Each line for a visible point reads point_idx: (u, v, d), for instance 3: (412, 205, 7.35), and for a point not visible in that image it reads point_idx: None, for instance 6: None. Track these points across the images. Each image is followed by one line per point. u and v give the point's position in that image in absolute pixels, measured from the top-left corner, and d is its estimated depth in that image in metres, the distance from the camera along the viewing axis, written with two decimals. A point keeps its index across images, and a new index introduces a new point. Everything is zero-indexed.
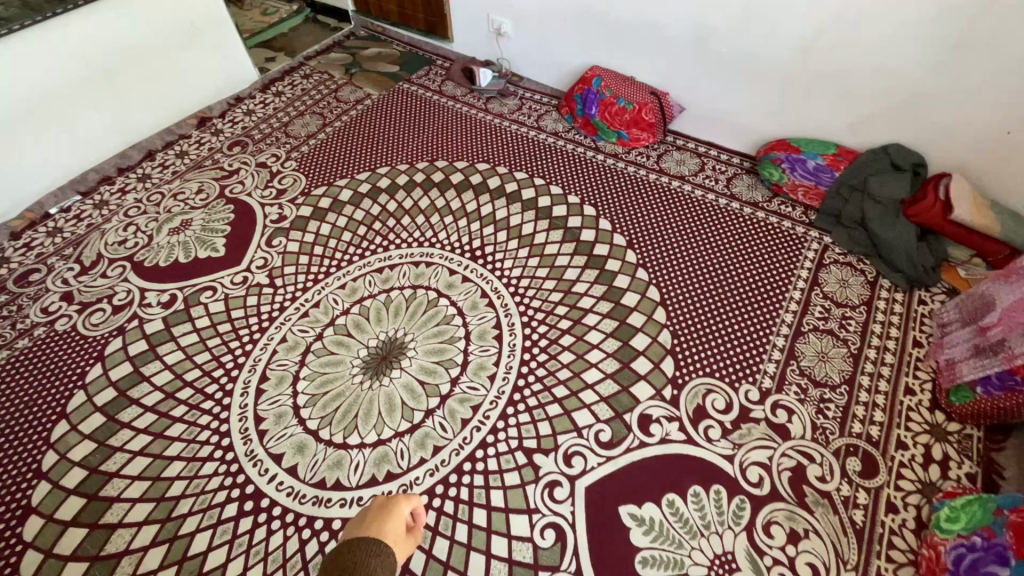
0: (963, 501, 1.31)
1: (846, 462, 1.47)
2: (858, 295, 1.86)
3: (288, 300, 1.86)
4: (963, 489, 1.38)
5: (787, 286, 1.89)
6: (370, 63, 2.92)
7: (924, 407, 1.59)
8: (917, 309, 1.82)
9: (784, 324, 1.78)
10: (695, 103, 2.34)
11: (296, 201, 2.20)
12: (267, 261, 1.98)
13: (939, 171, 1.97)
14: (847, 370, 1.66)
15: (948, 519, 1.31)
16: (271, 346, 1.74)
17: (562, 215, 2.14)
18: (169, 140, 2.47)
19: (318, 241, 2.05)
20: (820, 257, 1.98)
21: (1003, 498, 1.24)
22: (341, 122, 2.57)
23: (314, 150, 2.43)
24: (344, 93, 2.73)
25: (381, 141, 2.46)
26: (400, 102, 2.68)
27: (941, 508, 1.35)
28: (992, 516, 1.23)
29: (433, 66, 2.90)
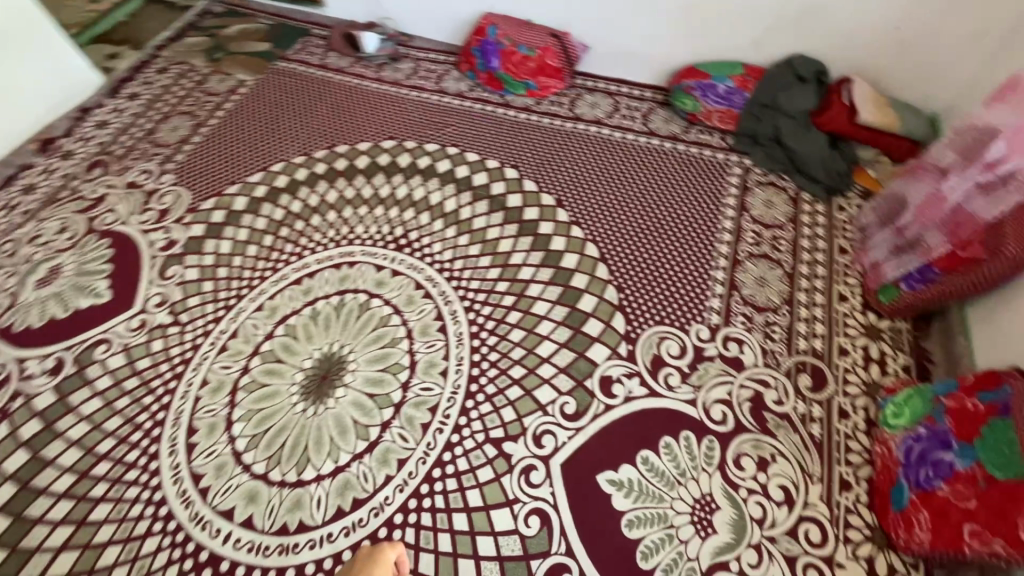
0: (906, 394, 1.40)
1: (798, 380, 1.53)
2: (784, 213, 1.90)
3: (200, 336, 1.66)
4: (902, 382, 1.48)
5: (718, 217, 1.90)
6: (236, 44, 2.55)
7: (858, 311, 1.66)
8: (838, 216, 1.88)
9: (721, 256, 1.79)
10: (598, 40, 2.22)
11: (184, 220, 1.93)
12: (166, 297, 1.74)
13: (840, 76, 1.99)
14: (786, 290, 1.71)
15: (894, 414, 1.40)
16: (192, 392, 1.55)
17: (485, 183, 2.01)
18: (8, 175, 2.07)
19: (220, 261, 1.82)
20: (743, 181, 1.99)
21: (938, 387, 1.34)
22: (217, 118, 2.25)
23: (192, 156, 2.12)
24: (211, 84, 2.39)
25: (269, 134, 2.19)
26: (281, 84, 2.38)
27: (888, 404, 1.44)
28: (932, 405, 1.32)
29: (309, 37, 2.58)
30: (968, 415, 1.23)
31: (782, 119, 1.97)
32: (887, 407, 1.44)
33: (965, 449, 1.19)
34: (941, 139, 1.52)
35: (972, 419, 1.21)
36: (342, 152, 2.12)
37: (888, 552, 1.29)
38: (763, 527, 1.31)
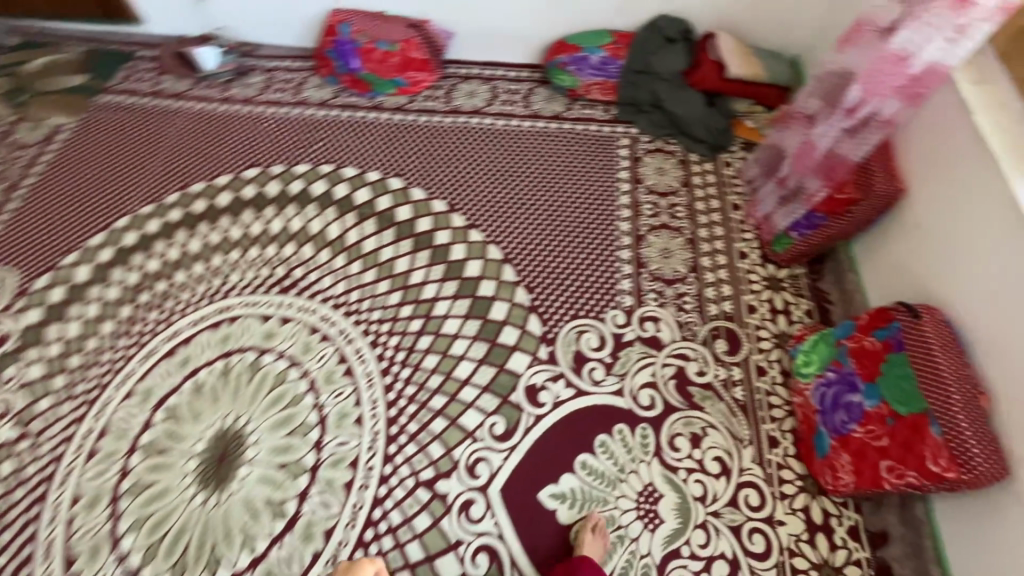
0: (812, 341, 1.44)
1: (715, 346, 1.54)
2: (676, 179, 1.89)
3: (63, 443, 1.41)
4: (808, 329, 1.52)
5: (614, 193, 1.86)
6: (42, 82, 2.15)
7: (758, 265, 1.70)
8: (726, 172, 1.90)
9: (624, 234, 1.76)
10: (461, 24, 2.08)
11: (14, 308, 1.62)
12: (7, 406, 1.46)
13: (705, 30, 1.99)
14: (690, 257, 1.71)
15: (805, 363, 1.44)
16: (62, 514, 1.31)
17: (368, 199, 1.84)
18: None
19: (70, 348, 1.55)
20: (633, 152, 1.96)
21: (838, 330, 1.39)
22: (34, 175, 1.90)
23: (10, 227, 1.78)
24: (21, 135, 2.01)
25: (104, 184, 1.87)
26: (109, 122, 2.04)
27: (798, 354, 1.48)
28: (836, 349, 1.37)
29: (135, 61, 2.23)
30: (868, 355, 1.28)
31: (658, 83, 1.95)
32: (797, 356, 1.47)
33: (871, 389, 1.24)
34: (805, 86, 1.55)
35: (873, 359, 1.26)
36: (198, 192, 1.86)
37: (821, 497, 1.33)
38: (706, 504, 1.32)
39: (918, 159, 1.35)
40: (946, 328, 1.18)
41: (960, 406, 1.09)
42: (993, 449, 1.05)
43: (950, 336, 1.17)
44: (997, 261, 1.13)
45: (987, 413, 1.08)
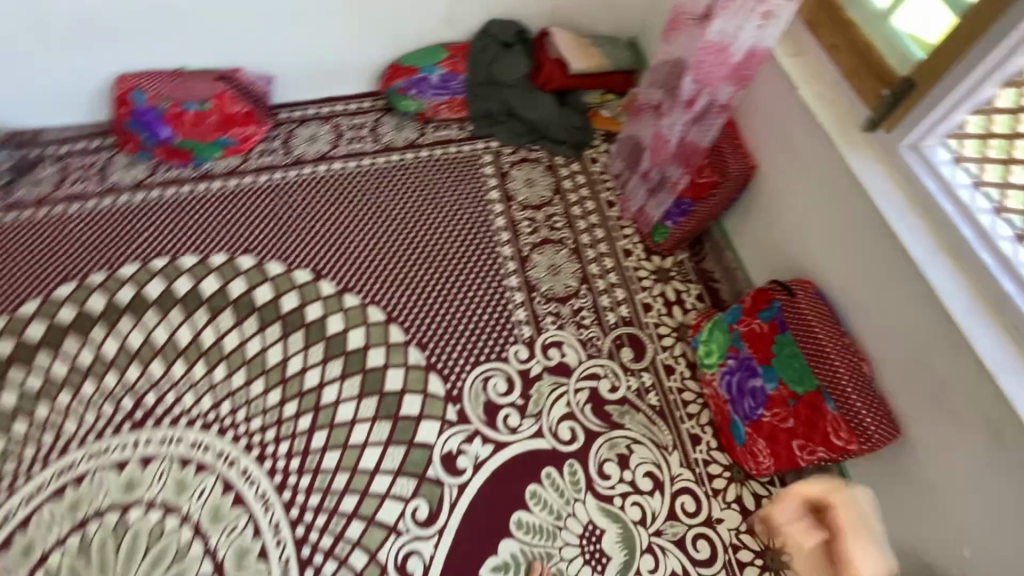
0: (709, 329, 1.45)
1: (621, 357, 1.51)
2: (547, 187, 1.83)
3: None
4: (702, 316, 1.53)
5: (489, 217, 1.76)
6: None
7: (644, 259, 1.68)
8: (594, 169, 1.87)
9: (508, 259, 1.68)
10: (279, 64, 1.85)
11: None
12: None
13: (539, 28, 1.92)
14: (578, 268, 1.66)
15: (707, 352, 1.44)
16: None
17: (218, 288, 1.61)
18: None
19: None
20: (498, 167, 1.87)
21: (728, 315, 1.40)
22: None
23: None
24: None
25: None
26: None
27: (699, 343, 1.47)
28: (730, 335, 1.38)
29: None
30: (760, 337, 1.29)
31: (506, 92, 1.86)
32: (699, 346, 1.47)
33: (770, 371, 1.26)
34: (643, 77, 1.52)
35: (765, 341, 1.28)
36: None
37: (749, 482, 1.35)
38: (647, 526, 1.30)
39: (758, 135, 1.37)
40: (820, 300, 1.21)
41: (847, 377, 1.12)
42: (884, 413, 1.09)
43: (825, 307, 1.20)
44: (843, 228, 1.16)
45: (870, 377, 1.12)
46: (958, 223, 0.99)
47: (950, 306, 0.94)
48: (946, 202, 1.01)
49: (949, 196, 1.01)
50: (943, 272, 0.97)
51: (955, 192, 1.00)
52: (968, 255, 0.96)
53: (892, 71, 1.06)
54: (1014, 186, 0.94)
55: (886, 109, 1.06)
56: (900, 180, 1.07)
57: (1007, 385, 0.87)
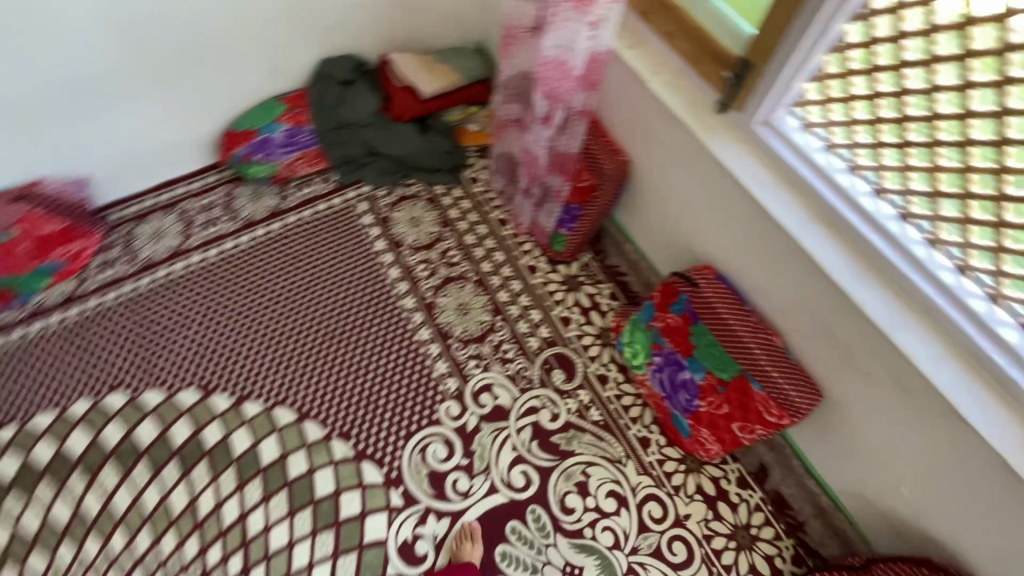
0: (628, 330, 1.43)
1: (554, 382, 1.47)
2: (434, 222, 1.73)
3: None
4: (620, 316, 1.51)
5: (381, 270, 1.64)
6: None
7: (550, 271, 1.64)
8: (476, 190, 1.79)
9: (413, 311, 1.57)
10: (90, 162, 1.58)
11: None
12: None
13: (378, 56, 1.78)
14: (487, 301, 1.59)
15: (632, 353, 1.42)
16: None
17: (89, 442, 1.37)
18: None
19: None
20: (377, 213, 1.74)
21: (643, 313, 1.39)
22: None
23: None
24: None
25: None
26: None
27: (622, 345, 1.46)
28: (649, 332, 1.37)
29: None
30: (678, 331, 1.29)
31: (362, 133, 1.72)
32: (623, 348, 1.45)
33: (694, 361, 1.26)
34: (496, 93, 1.44)
35: (682, 334, 1.28)
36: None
37: (704, 469, 1.36)
38: (622, 548, 1.28)
39: (623, 131, 1.35)
40: (722, 283, 1.22)
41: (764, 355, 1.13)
42: (805, 380, 1.11)
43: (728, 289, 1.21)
44: (720, 212, 1.16)
45: (784, 348, 1.14)
46: (822, 190, 1.00)
47: (835, 276, 0.96)
48: (806, 172, 1.02)
49: (807, 164, 1.02)
50: (820, 243, 0.99)
51: (812, 160, 1.02)
52: (839, 221, 0.98)
53: (728, 53, 1.05)
54: (861, 145, 0.96)
55: (732, 92, 1.06)
56: (761, 157, 1.08)
57: (901, 341, 0.90)
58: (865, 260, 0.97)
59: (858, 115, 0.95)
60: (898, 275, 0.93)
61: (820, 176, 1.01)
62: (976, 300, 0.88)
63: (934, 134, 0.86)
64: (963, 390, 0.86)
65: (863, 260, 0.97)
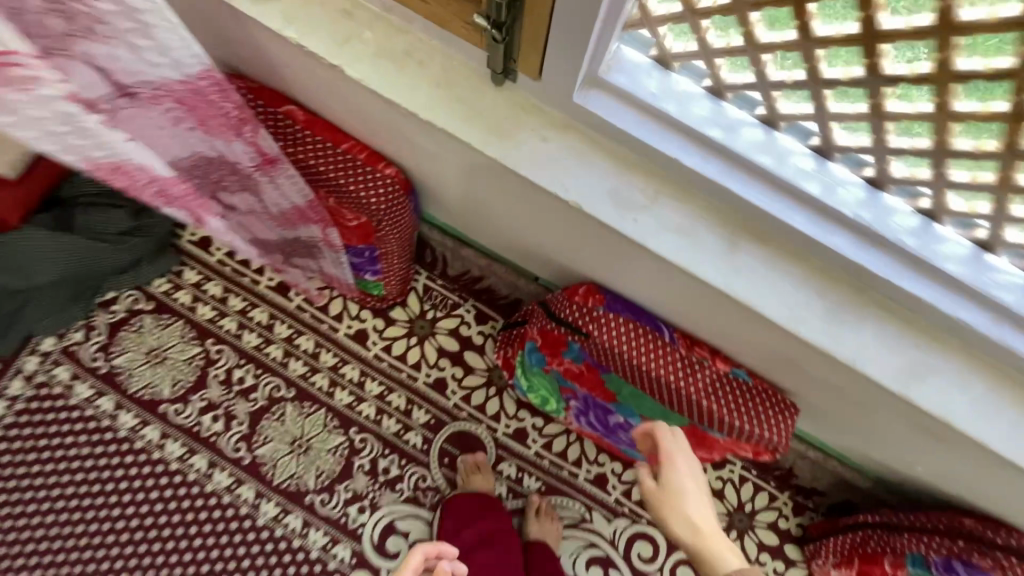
0: (522, 374, 1.01)
1: (470, 474, 1.07)
2: (184, 341, 1.11)
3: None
4: (501, 348, 1.07)
5: (153, 455, 1.07)
6: None
7: (385, 326, 1.13)
8: (217, 257, 1.14)
9: (235, 487, 1.07)
10: None
11: None
12: None
13: None
14: (325, 416, 1.10)
15: (541, 399, 1.02)
16: None
17: None
18: None
19: None
20: (92, 373, 1.09)
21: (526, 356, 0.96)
22: None
23: None
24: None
25: None
26: None
27: (523, 390, 1.04)
28: (548, 377, 0.97)
29: None
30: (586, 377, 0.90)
31: None
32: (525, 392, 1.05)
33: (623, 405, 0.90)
34: None
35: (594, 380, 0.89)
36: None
37: None
38: None
39: (366, 131, 0.76)
40: (618, 311, 0.79)
41: (710, 391, 0.78)
42: (769, 397, 0.78)
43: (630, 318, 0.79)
44: (579, 245, 0.72)
45: (728, 368, 0.78)
46: (722, 180, 0.58)
47: (795, 326, 0.60)
48: (690, 156, 0.58)
49: (685, 140, 0.58)
50: (759, 279, 0.61)
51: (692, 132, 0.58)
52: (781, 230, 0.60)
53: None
54: (734, 87, 0.57)
55: (507, 50, 0.55)
56: (609, 149, 0.60)
57: (908, 390, 0.60)
58: (808, 265, 0.62)
59: (717, 42, 0.54)
60: (891, 287, 0.60)
61: (713, 154, 0.58)
62: (1006, 279, 0.59)
63: (942, 58, 0.46)
64: (982, 407, 0.61)
65: (806, 265, 0.62)
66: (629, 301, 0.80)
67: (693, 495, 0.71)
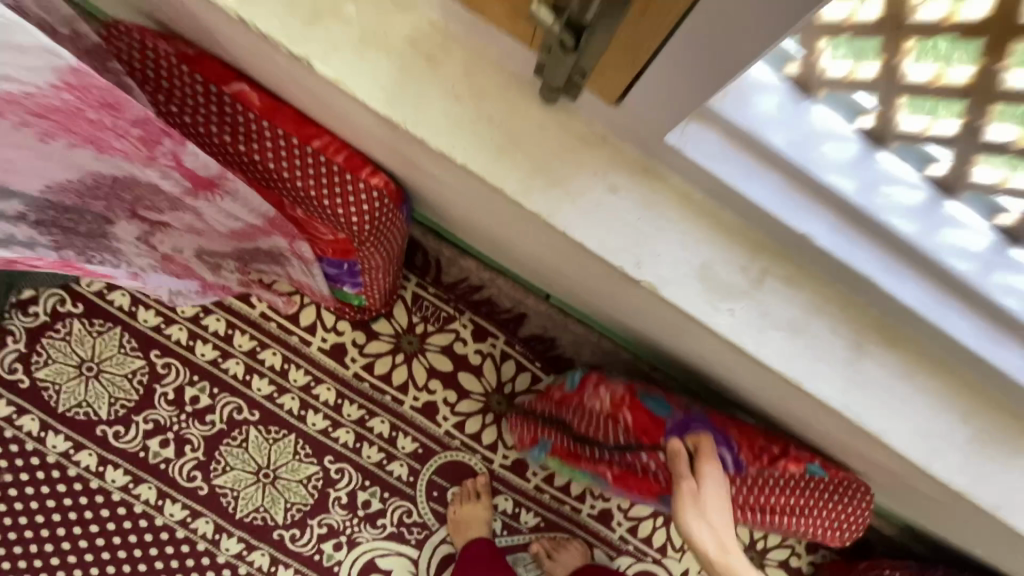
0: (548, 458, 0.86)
1: (468, 507, 0.95)
2: (125, 351, 0.93)
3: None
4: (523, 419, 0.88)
5: (89, 485, 0.91)
6: None
7: (366, 340, 0.97)
8: None
9: (190, 521, 0.93)
10: None
11: None
12: None
13: None
14: (294, 443, 0.95)
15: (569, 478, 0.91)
16: None
17: None
18: None
19: None
20: (9, 388, 0.90)
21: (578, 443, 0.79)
22: None
23: None
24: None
25: None
26: None
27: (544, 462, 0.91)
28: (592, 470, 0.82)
29: None
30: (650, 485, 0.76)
31: None
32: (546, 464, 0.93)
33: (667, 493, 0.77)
34: None
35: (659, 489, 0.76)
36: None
37: None
38: None
39: (342, 127, 0.56)
40: (689, 428, 0.71)
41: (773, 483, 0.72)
42: (840, 480, 0.71)
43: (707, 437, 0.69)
44: (626, 299, 0.56)
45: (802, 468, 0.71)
46: (821, 241, 0.43)
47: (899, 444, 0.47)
48: (790, 211, 0.42)
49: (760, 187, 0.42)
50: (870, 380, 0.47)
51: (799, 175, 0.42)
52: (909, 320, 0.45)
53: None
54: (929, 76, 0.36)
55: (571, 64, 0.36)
56: (676, 188, 0.45)
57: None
58: (901, 344, 0.48)
59: (927, 15, 0.34)
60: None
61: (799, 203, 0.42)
62: None
63: None
64: None
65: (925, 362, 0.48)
66: (684, 417, 0.72)
67: (711, 504, 0.66)
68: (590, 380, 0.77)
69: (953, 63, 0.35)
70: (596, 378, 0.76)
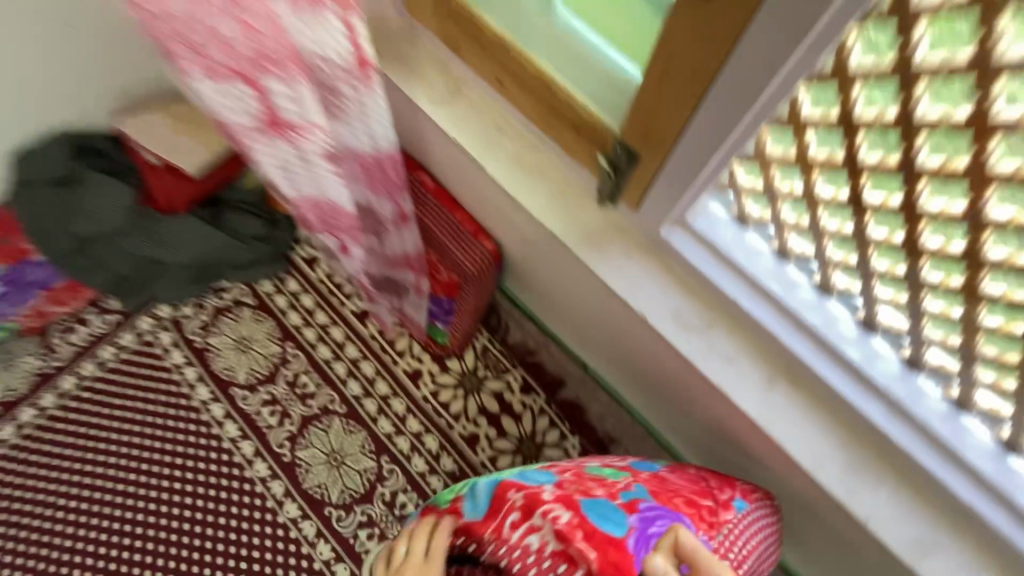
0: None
1: (405, 561, 0.58)
2: (270, 339, 1.27)
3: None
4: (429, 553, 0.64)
5: (210, 430, 1.20)
6: None
7: (439, 372, 1.24)
8: (318, 277, 1.32)
9: (268, 481, 1.16)
10: None
11: None
12: None
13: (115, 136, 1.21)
14: (364, 439, 1.20)
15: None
16: None
17: None
18: None
19: None
20: (188, 345, 1.26)
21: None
22: None
23: None
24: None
25: None
26: None
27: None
28: None
29: None
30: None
31: (124, 243, 1.17)
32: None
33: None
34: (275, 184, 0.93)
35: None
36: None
37: None
38: None
39: (479, 207, 0.91)
40: (651, 531, 0.59)
41: (743, 550, 0.68)
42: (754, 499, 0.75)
43: (678, 527, 0.57)
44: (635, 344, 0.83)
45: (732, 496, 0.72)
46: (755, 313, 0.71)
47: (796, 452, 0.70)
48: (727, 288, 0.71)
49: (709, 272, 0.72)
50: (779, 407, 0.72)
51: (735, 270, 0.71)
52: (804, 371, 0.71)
53: (592, 117, 0.68)
54: (829, 232, 0.66)
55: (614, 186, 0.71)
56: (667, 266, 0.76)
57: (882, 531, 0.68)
58: (804, 390, 0.73)
59: (934, 206, 0.55)
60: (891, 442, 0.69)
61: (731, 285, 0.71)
62: (986, 446, 0.66)
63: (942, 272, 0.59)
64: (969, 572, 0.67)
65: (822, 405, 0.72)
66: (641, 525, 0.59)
67: None
68: (511, 502, 0.61)
69: (895, 229, 0.60)
70: (519, 499, 0.61)
